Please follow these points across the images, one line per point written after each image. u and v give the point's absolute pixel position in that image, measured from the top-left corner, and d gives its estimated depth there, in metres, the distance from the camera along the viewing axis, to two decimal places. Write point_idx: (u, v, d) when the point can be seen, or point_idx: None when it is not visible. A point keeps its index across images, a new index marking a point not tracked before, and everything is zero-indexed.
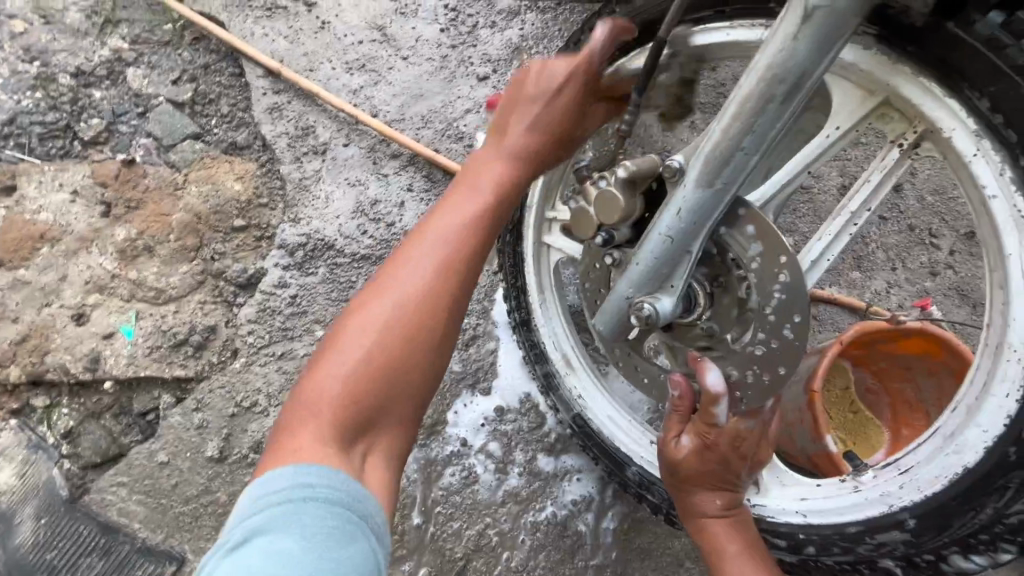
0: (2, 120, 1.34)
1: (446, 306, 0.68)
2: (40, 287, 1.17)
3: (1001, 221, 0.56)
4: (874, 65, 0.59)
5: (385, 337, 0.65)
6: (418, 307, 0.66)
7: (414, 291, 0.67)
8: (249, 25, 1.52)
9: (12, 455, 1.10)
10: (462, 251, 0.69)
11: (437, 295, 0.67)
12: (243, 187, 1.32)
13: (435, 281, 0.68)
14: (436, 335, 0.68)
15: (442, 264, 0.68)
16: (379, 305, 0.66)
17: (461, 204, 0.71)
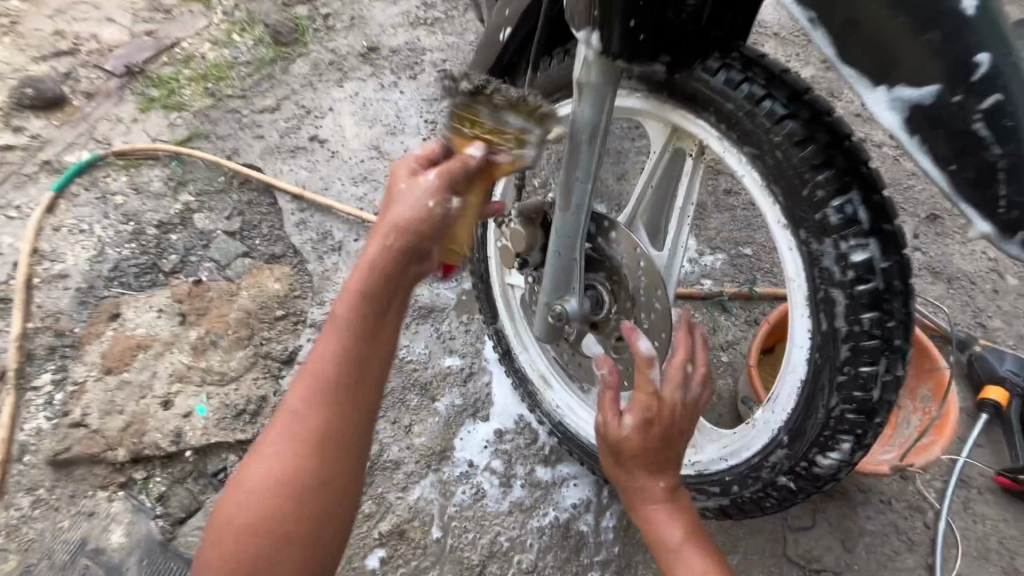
0: (109, 266, 1.79)
1: (341, 432, 0.76)
2: (138, 383, 1.52)
3: (753, 190, 0.73)
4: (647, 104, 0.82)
5: (286, 478, 0.74)
6: (314, 450, 0.75)
7: (304, 429, 0.75)
8: (279, 166, 1.99)
9: (120, 519, 1.39)
10: (342, 392, 0.76)
11: (332, 430, 0.76)
12: (281, 286, 1.69)
13: (325, 416, 0.76)
14: (339, 467, 0.77)
15: (327, 404, 0.76)
16: (275, 443, 0.76)
17: (338, 345, 0.77)
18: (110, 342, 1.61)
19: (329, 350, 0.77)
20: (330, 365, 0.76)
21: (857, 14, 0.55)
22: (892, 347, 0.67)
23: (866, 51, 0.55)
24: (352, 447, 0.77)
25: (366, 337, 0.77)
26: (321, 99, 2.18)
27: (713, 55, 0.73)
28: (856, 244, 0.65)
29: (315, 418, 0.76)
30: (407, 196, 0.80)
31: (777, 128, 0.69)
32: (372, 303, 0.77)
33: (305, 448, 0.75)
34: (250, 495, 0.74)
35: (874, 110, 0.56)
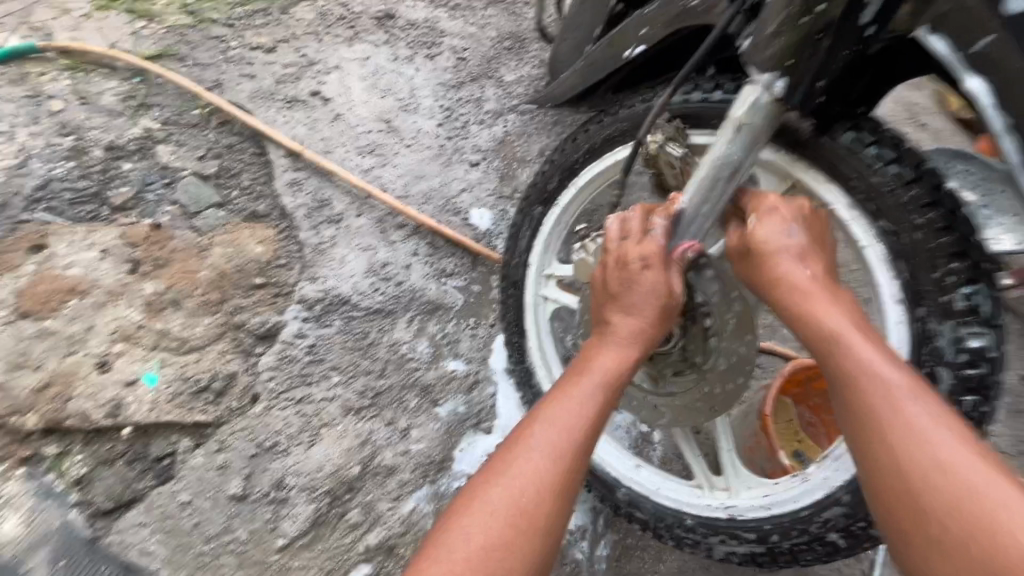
0: (35, 185, 1.45)
1: (566, 490, 0.73)
2: (66, 336, 1.23)
3: (874, 262, 0.78)
4: (780, 159, 0.83)
5: (504, 531, 0.69)
6: (537, 506, 0.71)
7: (544, 469, 0.72)
8: (271, 115, 1.75)
9: (17, 504, 1.09)
10: (574, 453, 0.74)
11: (554, 489, 0.72)
12: (264, 250, 1.47)
13: (553, 473, 0.72)
14: (546, 532, 0.70)
15: (559, 463, 0.73)
16: (504, 477, 0.72)
17: (579, 403, 0.78)
18: (29, 279, 1.28)
19: (563, 414, 0.77)
20: (568, 425, 0.76)
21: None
22: (978, 427, 0.75)
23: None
24: (562, 518, 0.72)
25: (598, 400, 0.79)
26: (326, 52, 1.97)
27: (864, 126, 0.78)
28: (974, 331, 0.72)
29: (552, 461, 0.73)
30: (651, 282, 0.84)
31: (919, 212, 0.74)
32: (618, 382, 0.82)
33: (528, 500, 0.71)
34: (468, 538, 0.68)
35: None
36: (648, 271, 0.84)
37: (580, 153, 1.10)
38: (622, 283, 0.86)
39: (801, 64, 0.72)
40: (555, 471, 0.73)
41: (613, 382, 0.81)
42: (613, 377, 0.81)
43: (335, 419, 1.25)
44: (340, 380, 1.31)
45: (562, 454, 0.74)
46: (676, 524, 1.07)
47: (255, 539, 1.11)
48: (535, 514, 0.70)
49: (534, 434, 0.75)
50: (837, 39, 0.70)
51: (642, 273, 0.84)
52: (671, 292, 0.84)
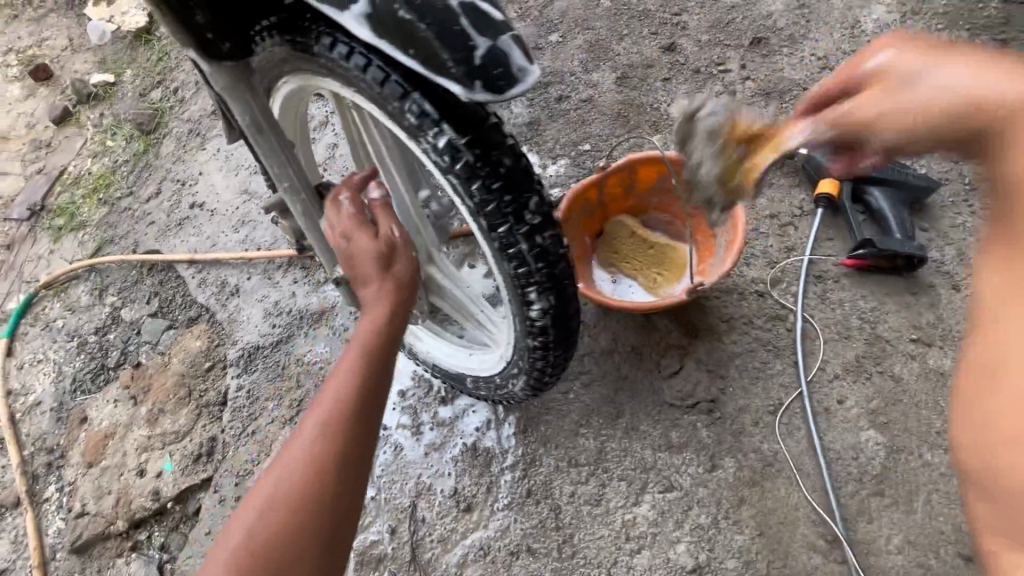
0: (70, 380, 2.04)
1: (349, 447, 0.82)
2: (117, 464, 1.76)
3: (378, 118, 0.82)
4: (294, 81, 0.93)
5: (268, 519, 0.77)
6: (303, 488, 0.79)
7: (321, 435, 0.82)
8: (175, 241, 2.17)
9: (139, 573, 1.63)
10: (340, 428, 0.83)
11: (323, 465, 0.80)
12: (202, 341, 1.88)
13: (331, 440, 0.82)
14: (328, 500, 0.80)
15: (323, 441, 0.82)
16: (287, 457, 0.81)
17: (349, 370, 0.87)
18: (87, 441, 1.85)
19: (339, 384, 0.86)
20: (330, 406, 0.84)
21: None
22: (510, 199, 0.76)
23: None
24: (343, 480, 0.81)
25: (366, 360, 0.88)
26: (191, 167, 2.34)
27: (307, 19, 0.84)
28: (435, 133, 0.74)
29: (326, 429, 0.83)
30: (366, 243, 0.95)
31: (350, 62, 0.76)
32: (383, 337, 0.92)
33: (310, 465, 0.80)
34: (234, 543, 0.77)
35: (352, 30, 0.63)
36: (360, 232, 0.96)
37: None
38: (352, 247, 0.96)
39: (180, 23, 0.78)
40: (325, 449, 0.81)
41: (374, 343, 0.90)
42: (378, 332, 0.91)
43: (279, 433, 1.61)
44: (274, 403, 1.65)
45: (326, 430, 0.82)
46: (496, 386, 1.19)
47: None
48: (302, 493, 0.79)
49: (312, 412, 0.85)
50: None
51: (353, 236, 0.96)
52: (381, 233, 0.97)
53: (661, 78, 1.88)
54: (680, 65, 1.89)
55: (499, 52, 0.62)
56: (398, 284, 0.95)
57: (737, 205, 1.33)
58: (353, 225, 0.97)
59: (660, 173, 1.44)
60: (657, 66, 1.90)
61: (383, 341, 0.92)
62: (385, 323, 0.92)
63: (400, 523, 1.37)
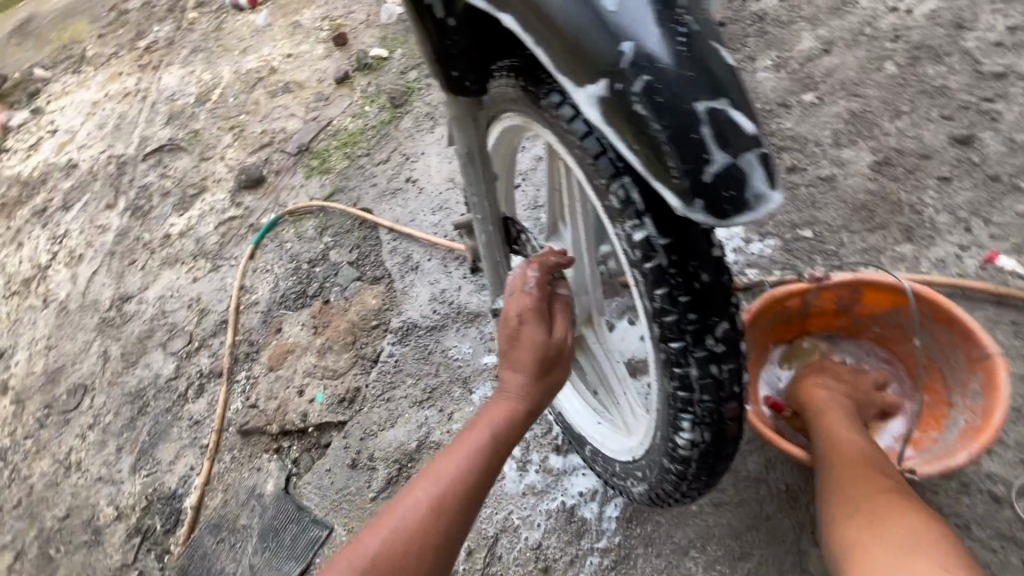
0: (280, 295, 2.49)
1: (449, 530, 0.86)
2: (287, 377, 2.11)
3: (585, 185, 0.79)
4: (518, 119, 0.94)
5: (372, 575, 0.81)
6: (405, 559, 0.83)
7: (427, 509, 0.87)
8: (386, 207, 2.48)
9: (274, 473, 1.95)
10: (449, 504, 0.88)
11: (428, 535, 0.85)
12: (377, 301, 2.13)
13: (435, 518, 0.86)
14: (422, 572, 0.83)
15: (434, 515, 0.86)
16: (391, 523, 0.85)
17: (469, 453, 0.92)
18: (275, 349, 2.25)
19: (455, 462, 0.91)
20: (447, 482, 0.89)
21: (544, 25, 0.58)
22: (695, 317, 0.66)
23: (559, 53, 0.58)
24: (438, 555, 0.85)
25: (486, 448, 0.93)
26: (417, 145, 2.63)
27: (541, 71, 0.80)
28: (633, 225, 0.67)
29: (434, 505, 0.87)
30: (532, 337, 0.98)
31: (573, 125, 0.74)
32: (509, 428, 0.96)
33: (411, 538, 0.84)
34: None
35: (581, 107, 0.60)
36: (529, 328, 0.98)
37: None
38: (510, 338, 0.99)
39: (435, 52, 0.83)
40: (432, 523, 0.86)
41: (500, 430, 0.95)
42: (504, 423, 0.96)
43: (406, 409, 1.73)
44: (412, 382, 1.79)
45: (439, 503, 0.87)
46: (613, 472, 1.10)
47: (360, 491, 1.63)
48: (405, 559, 0.83)
49: (423, 486, 0.89)
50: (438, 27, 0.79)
51: (522, 327, 0.98)
52: (556, 336, 0.99)
53: (939, 175, 1.51)
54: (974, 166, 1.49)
55: (733, 170, 0.53)
56: (538, 383, 0.99)
57: (999, 383, 1.07)
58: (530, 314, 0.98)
59: (896, 303, 1.22)
60: (939, 160, 1.53)
61: (506, 430, 0.96)
62: (514, 416, 0.97)
63: (477, 549, 1.38)
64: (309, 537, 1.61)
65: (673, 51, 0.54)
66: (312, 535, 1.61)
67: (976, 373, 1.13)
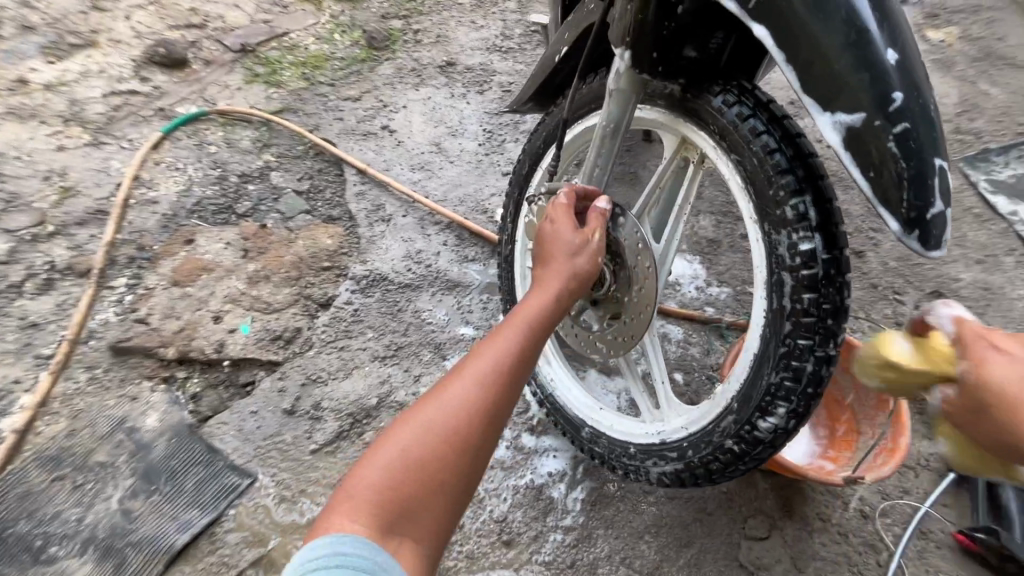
0: (193, 201, 2.06)
1: (496, 404, 0.85)
2: (198, 298, 1.75)
3: (736, 191, 0.91)
4: (662, 116, 1.00)
5: (429, 443, 0.80)
6: (456, 430, 0.82)
7: (477, 384, 0.85)
8: (351, 145, 2.25)
9: (157, 407, 1.58)
10: (495, 380, 0.86)
11: (472, 416, 0.83)
12: (333, 242, 1.92)
13: (485, 392, 0.85)
14: (464, 455, 0.81)
15: (484, 390, 0.85)
16: (441, 398, 0.84)
17: (511, 334, 0.91)
18: (181, 261, 1.85)
19: (501, 344, 0.90)
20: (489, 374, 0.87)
21: (816, 54, 0.71)
22: (827, 326, 0.81)
23: (822, 79, 0.71)
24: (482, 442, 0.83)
25: (527, 331, 0.92)
26: (398, 96, 2.45)
27: (716, 82, 0.92)
28: (803, 236, 0.81)
29: (485, 382, 0.86)
30: (564, 238, 1.05)
31: (756, 140, 0.85)
32: (550, 314, 0.96)
33: (463, 410, 0.83)
34: (386, 461, 0.78)
35: (821, 129, 0.72)
36: (561, 229, 1.06)
37: (538, 150, 1.37)
38: (547, 244, 1.06)
39: (642, 30, 0.87)
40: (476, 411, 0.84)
41: (542, 319, 0.95)
42: (545, 312, 0.96)
43: (365, 362, 1.59)
44: (373, 335, 1.65)
45: (489, 379, 0.86)
46: (622, 454, 1.20)
47: (297, 442, 1.44)
48: (457, 430, 0.82)
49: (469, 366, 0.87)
50: (661, 9, 0.85)
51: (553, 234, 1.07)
52: (587, 232, 1.06)
53: None
54: (861, 272, 2.00)
55: (943, 217, 0.70)
56: (577, 277, 1.02)
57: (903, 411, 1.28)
58: (559, 218, 1.08)
59: None
60: None
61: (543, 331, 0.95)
62: (554, 304, 0.97)
63: None
64: (220, 485, 1.37)
65: (925, 117, 0.70)
66: (225, 482, 1.37)
67: (885, 409, 1.36)
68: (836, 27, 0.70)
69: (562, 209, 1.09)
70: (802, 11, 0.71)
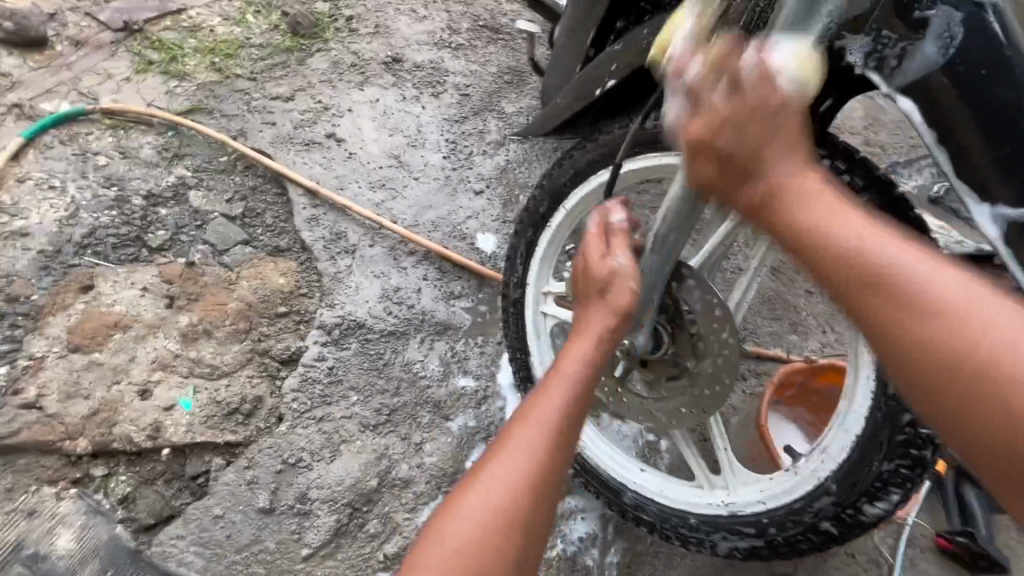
0: (83, 232, 1.60)
1: (554, 472, 0.72)
2: (112, 367, 1.36)
3: None
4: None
5: (485, 530, 0.68)
6: (513, 510, 0.69)
7: (532, 453, 0.72)
8: (291, 157, 1.89)
9: (69, 522, 1.19)
10: (553, 447, 0.73)
11: (533, 491, 0.70)
12: (287, 281, 1.59)
13: (543, 458, 0.72)
14: (529, 528, 0.69)
15: (542, 458, 0.72)
16: (492, 470, 0.71)
17: (563, 386, 0.78)
18: (79, 316, 1.43)
19: (553, 399, 0.76)
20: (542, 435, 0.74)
21: (970, 144, 0.69)
22: None
23: (971, 169, 0.70)
24: (543, 516, 0.71)
25: (580, 381, 0.79)
26: (340, 97, 2.10)
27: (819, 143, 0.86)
28: None
29: (540, 447, 0.73)
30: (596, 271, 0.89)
31: None
32: (598, 363, 0.82)
33: (520, 483, 0.70)
34: (440, 552, 0.67)
35: (979, 221, 0.70)
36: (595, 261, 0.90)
37: (562, 185, 1.21)
38: (583, 281, 0.91)
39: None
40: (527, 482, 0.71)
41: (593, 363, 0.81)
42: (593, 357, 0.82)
43: (353, 435, 1.34)
44: (358, 399, 1.40)
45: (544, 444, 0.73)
46: (680, 524, 1.11)
47: (283, 549, 1.19)
48: (515, 510, 0.69)
49: (522, 428, 0.74)
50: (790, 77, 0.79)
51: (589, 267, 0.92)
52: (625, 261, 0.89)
53: None
54: None
55: None
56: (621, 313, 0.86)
57: None
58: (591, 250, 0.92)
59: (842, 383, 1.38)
60: None
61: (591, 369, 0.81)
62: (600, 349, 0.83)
63: None
64: None
65: None
66: None
67: None
68: (988, 117, 0.68)
69: (589, 234, 0.94)
70: (962, 99, 0.68)
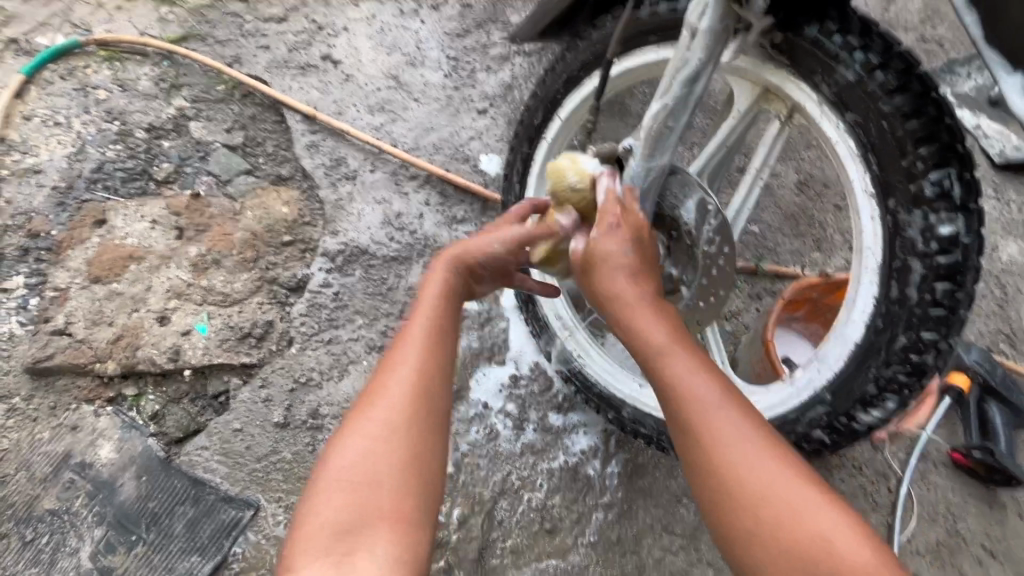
0: (91, 168, 1.62)
1: (432, 378, 0.80)
2: (131, 296, 1.42)
3: (844, 157, 0.79)
4: (749, 62, 0.85)
5: (378, 435, 0.75)
6: (401, 416, 0.76)
7: (408, 370, 0.79)
8: (288, 83, 1.83)
9: (108, 435, 1.30)
10: (426, 358, 0.81)
11: (409, 401, 0.77)
12: (290, 210, 1.59)
13: (414, 370, 0.79)
14: (415, 429, 0.76)
15: (415, 371, 0.79)
16: (379, 390, 0.78)
17: (426, 310, 0.85)
18: (96, 249, 1.48)
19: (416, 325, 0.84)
20: (414, 366, 0.80)
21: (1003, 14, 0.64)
22: (955, 317, 0.75)
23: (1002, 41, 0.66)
24: (429, 416, 0.78)
25: (439, 300, 0.87)
26: (334, 15, 1.98)
27: (829, 15, 0.76)
28: (944, 218, 0.73)
29: (412, 362, 0.80)
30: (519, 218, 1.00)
31: (887, 99, 0.74)
32: (452, 286, 0.90)
33: (400, 395, 0.77)
34: (343, 458, 0.74)
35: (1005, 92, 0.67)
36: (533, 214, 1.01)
37: (555, 89, 1.13)
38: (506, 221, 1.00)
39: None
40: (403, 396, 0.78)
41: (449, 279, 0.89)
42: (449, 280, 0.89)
43: (361, 356, 1.39)
44: (364, 323, 1.43)
45: (419, 360, 0.80)
46: (675, 436, 1.15)
47: (299, 459, 1.27)
48: (399, 416, 0.76)
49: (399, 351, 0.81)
50: None
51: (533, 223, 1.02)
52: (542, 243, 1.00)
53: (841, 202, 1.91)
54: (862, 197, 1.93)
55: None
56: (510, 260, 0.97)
57: None
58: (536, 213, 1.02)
59: None
60: None
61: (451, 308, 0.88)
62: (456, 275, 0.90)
63: (472, 513, 1.28)
64: (218, 522, 1.21)
65: None
66: (223, 518, 1.21)
67: None
68: None
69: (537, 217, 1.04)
70: None
